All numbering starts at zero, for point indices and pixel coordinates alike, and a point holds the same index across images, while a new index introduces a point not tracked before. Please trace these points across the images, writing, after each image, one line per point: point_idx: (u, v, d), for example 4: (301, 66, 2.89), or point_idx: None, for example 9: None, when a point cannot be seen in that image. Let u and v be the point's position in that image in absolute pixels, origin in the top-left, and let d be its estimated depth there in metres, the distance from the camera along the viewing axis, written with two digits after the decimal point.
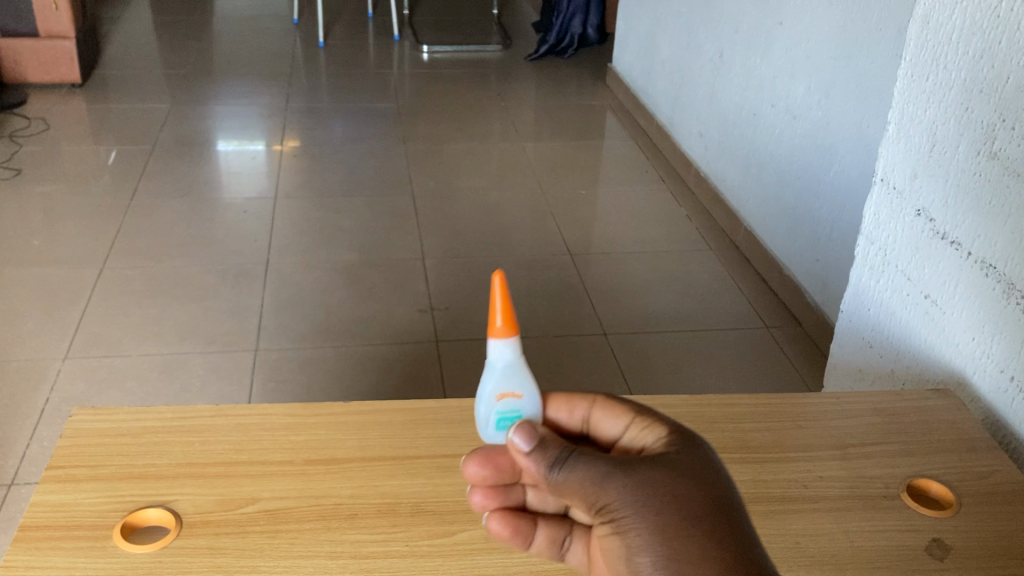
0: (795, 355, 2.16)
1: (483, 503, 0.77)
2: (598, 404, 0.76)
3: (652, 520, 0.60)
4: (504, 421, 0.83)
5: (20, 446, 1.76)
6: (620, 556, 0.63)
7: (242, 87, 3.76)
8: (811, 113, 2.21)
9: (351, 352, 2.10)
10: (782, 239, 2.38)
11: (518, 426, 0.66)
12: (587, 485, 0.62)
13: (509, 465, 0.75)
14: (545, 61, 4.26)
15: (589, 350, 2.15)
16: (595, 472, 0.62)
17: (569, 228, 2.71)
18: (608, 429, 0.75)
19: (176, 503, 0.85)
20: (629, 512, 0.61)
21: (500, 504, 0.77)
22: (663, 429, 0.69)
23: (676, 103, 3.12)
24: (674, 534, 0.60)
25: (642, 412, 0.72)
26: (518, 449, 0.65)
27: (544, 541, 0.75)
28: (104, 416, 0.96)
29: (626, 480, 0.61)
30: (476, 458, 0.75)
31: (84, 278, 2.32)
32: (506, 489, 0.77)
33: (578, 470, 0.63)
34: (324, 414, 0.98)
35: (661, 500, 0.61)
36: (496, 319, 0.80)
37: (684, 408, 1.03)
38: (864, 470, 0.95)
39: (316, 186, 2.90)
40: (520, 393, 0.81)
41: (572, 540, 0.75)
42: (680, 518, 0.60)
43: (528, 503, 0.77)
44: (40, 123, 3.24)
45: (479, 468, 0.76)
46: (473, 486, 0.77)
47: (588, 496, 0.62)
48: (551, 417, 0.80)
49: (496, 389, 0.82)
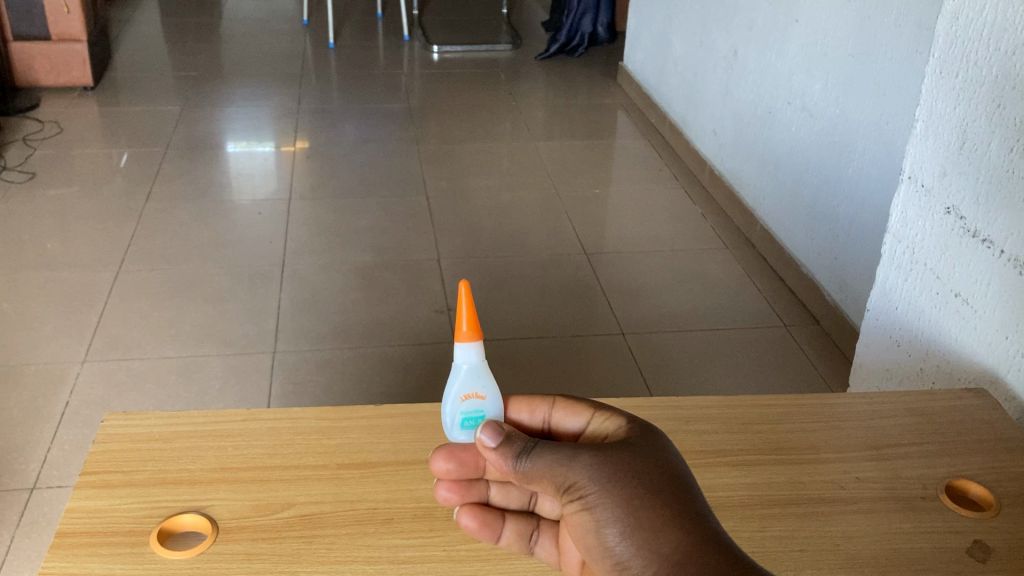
0: (814, 354, 2.15)
1: (447, 497, 0.81)
2: (558, 403, 0.81)
3: (615, 493, 0.65)
4: (468, 421, 0.88)
5: (41, 450, 1.76)
6: (591, 538, 0.67)
7: (253, 88, 3.76)
8: (828, 109, 2.19)
9: (369, 353, 2.10)
10: (799, 237, 2.37)
11: (484, 424, 0.72)
12: (552, 468, 0.68)
13: (473, 460, 0.80)
14: (555, 61, 4.26)
15: (607, 350, 2.14)
16: (559, 455, 0.68)
17: (583, 227, 2.70)
18: (570, 427, 0.80)
19: (211, 508, 0.85)
20: (590, 487, 0.66)
21: (466, 499, 0.82)
22: (623, 420, 0.74)
23: (690, 101, 3.11)
24: (636, 504, 0.64)
25: (601, 407, 0.78)
26: (484, 445, 0.71)
27: (512, 535, 0.81)
28: (135, 421, 0.96)
29: (588, 459, 0.67)
30: (442, 454, 0.80)
31: (100, 281, 2.32)
32: (470, 485, 0.81)
33: (544, 456, 0.69)
34: (356, 417, 0.98)
35: (622, 474, 0.66)
36: (462, 325, 0.87)
37: (716, 410, 1.02)
38: (901, 470, 0.94)
39: (330, 187, 2.90)
40: (483, 394, 0.86)
41: (539, 534, 0.81)
42: (641, 489, 0.65)
43: (490, 498, 0.82)
44: (53, 126, 3.25)
45: (445, 464, 0.80)
46: (438, 481, 0.82)
47: (555, 478, 0.68)
48: (513, 417, 0.85)
49: (461, 390, 0.88)
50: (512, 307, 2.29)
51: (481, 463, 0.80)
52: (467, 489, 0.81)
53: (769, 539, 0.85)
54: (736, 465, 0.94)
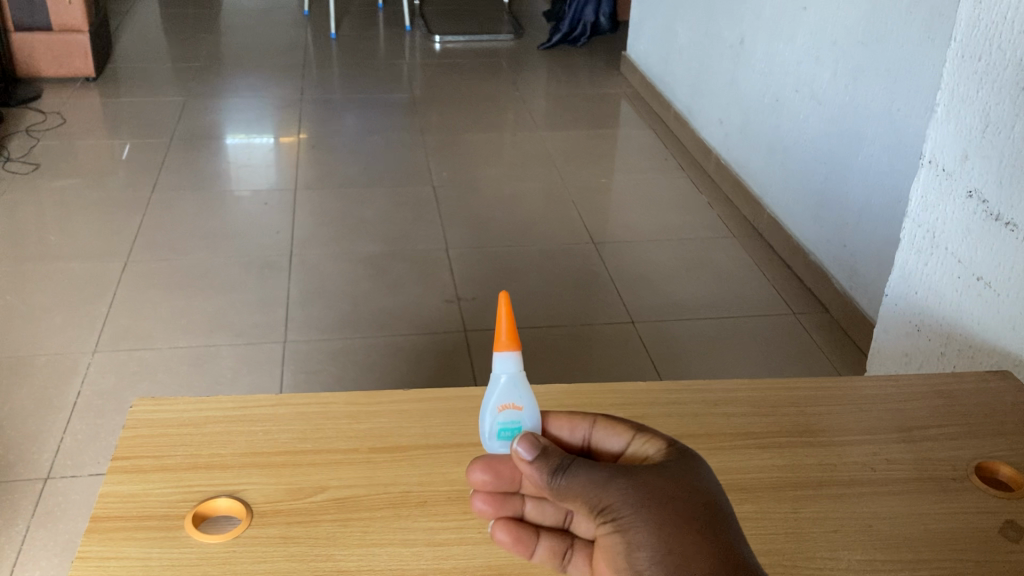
0: (824, 342, 2.15)
1: (483, 510, 0.78)
2: (601, 421, 0.76)
3: (652, 520, 0.62)
4: (505, 433, 0.82)
5: (54, 440, 1.76)
6: (620, 560, 0.64)
7: (255, 79, 3.75)
8: (837, 97, 2.19)
9: (379, 343, 2.09)
10: (808, 225, 2.37)
11: (521, 435, 0.67)
12: (589, 489, 0.64)
13: (510, 472, 0.76)
14: (557, 50, 4.25)
15: (618, 338, 2.14)
16: (596, 476, 0.64)
17: (590, 217, 2.70)
18: (612, 446, 0.75)
19: (245, 492, 0.85)
20: (628, 512, 0.63)
21: (501, 513, 0.77)
22: (662, 442, 0.70)
23: (695, 90, 3.10)
24: (672, 532, 0.62)
25: (642, 427, 0.74)
26: (520, 458, 0.67)
27: (546, 553, 0.75)
28: (164, 406, 0.95)
29: (626, 483, 0.64)
30: (478, 464, 0.76)
31: (108, 272, 2.31)
32: (505, 499, 0.77)
33: (580, 475, 0.65)
34: (385, 402, 0.98)
35: (659, 502, 0.63)
36: (501, 332, 0.82)
37: (743, 392, 1.02)
38: (930, 451, 0.94)
39: (335, 177, 2.89)
40: (520, 405, 0.81)
41: (573, 553, 0.75)
42: (677, 519, 0.62)
43: (526, 514, 0.78)
44: (55, 117, 3.23)
45: (481, 474, 0.76)
46: (474, 492, 0.78)
47: (590, 499, 0.64)
48: (552, 433, 0.79)
49: (498, 401, 0.82)
50: (522, 297, 2.29)
51: (518, 476, 0.76)
52: (503, 502, 0.77)
53: (802, 520, 0.85)
54: (765, 446, 0.94)
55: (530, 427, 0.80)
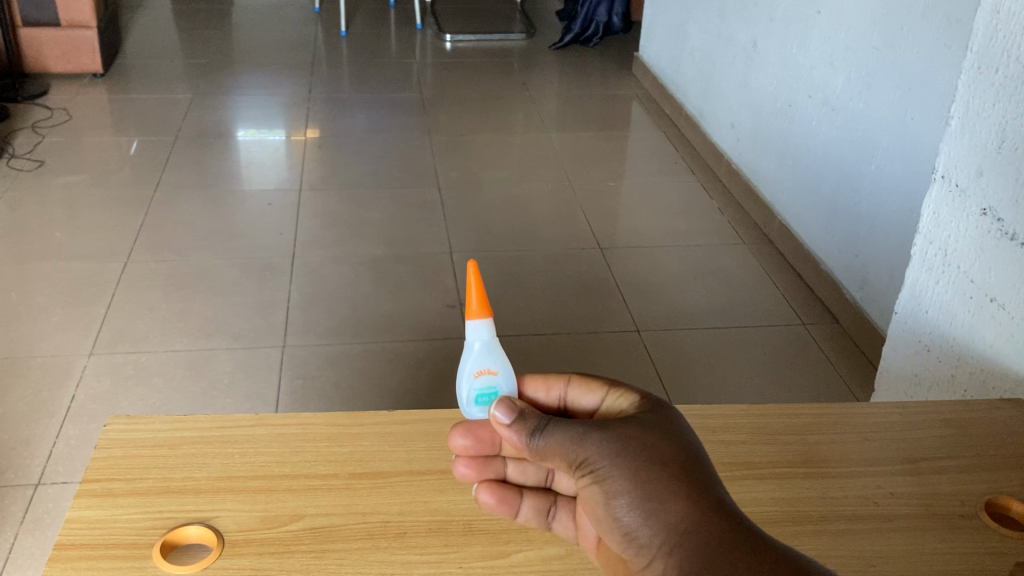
0: (833, 354, 2.10)
1: (466, 474, 0.79)
2: (575, 380, 0.76)
3: (629, 469, 0.62)
4: (482, 399, 0.81)
5: (46, 445, 1.73)
6: (600, 510, 0.64)
7: (264, 77, 3.72)
8: (850, 103, 2.14)
9: (379, 348, 2.06)
10: (819, 234, 2.32)
11: (498, 401, 0.68)
12: (566, 446, 0.64)
13: (490, 436, 0.78)
14: (569, 50, 4.21)
15: (622, 347, 2.10)
16: (572, 432, 0.64)
17: (597, 221, 2.65)
18: (586, 404, 0.76)
19: (217, 520, 0.81)
20: (604, 463, 0.63)
21: (483, 475, 0.79)
22: (636, 396, 0.71)
23: (707, 93, 3.05)
24: (649, 478, 0.62)
25: (617, 384, 0.75)
26: (499, 422, 0.68)
27: (530, 512, 0.78)
28: (139, 426, 0.92)
29: (601, 436, 0.64)
30: (459, 429, 0.78)
31: (108, 272, 2.29)
32: (487, 462, 0.79)
33: (556, 433, 0.65)
34: (368, 424, 0.94)
35: (634, 451, 0.63)
36: (471, 301, 0.81)
37: (743, 419, 0.98)
38: (937, 486, 0.90)
39: (341, 177, 2.86)
40: (496, 369, 0.80)
41: (557, 509, 0.78)
42: (653, 465, 0.62)
43: (508, 475, 0.80)
44: (62, 114, 3.21)
45: (462, 439, 0.78)
46: (456, 457, 0.80)
47: (568, 454, 0.64)
48: (528, 396, 0.80)
49: (473, 366, 0.81)
50: (525, 302, 2.25)
51: (498, 439, 0.78)
52: (485, 465, 0.79)
53: None
54: (764, 478, 0.90)
55: (508, 392, 0.80)
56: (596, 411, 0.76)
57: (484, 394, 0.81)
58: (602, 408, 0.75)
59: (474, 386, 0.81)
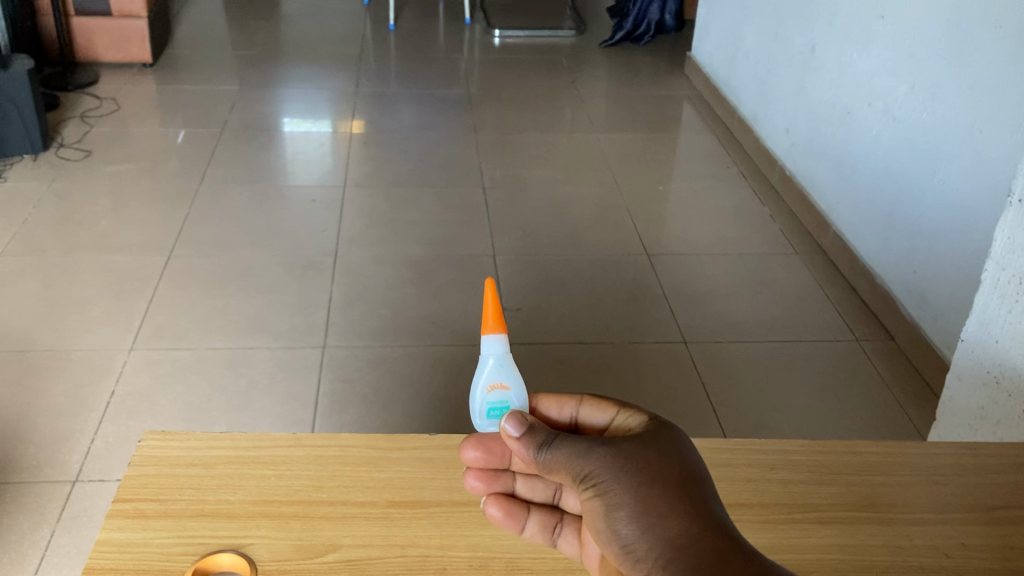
0: (888, 372, 2.02)
1: (476, 487, 0.81)
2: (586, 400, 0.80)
3: (628, 484, 0.65)
4: (493, 412, 0.85)
5: (85, 442, 1.72)
6: (600, 525, 0.67)
7: (312, 70, 3.70)
8: (913, 114, 2.06)
9: (420, 352, 2.02)
10: (876, 247, 2.24)
11: (510, 415, 0.72)
12: (571, 459, 0.68)
13: (501, 448, 0.80)
14: (619, 48, 4.14)
15: (669, 359, 2.04)
16: (577, 446, 0.68)
17: (645, 226, 2.60)
18: (597, 423, 0.79)
19: (251, 548, 0.78)
20: (606, 477, 0.66)
21: (492, 489, 0.81)
22: (645, 416, 0.74)
23: (761, 97, 2.98)
24: (647, 492, 0.65)
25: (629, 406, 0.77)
26: (510, 435, 0.71)
27: (536, 527, 0.80)
28: (174, 442, 0.89)
29: (604, 451, 0.67)
30: (471, 440, 0.81)
31: (151, 265, 2.28)
32: (496, 476, 0.82)
33: (562, 447, 0.68)
34: (409, 448, 0.91)
35: (635, 467, 0.66)
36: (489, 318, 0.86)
37: (804, 457, 0.92)
38: (1012, 539, 0.84)
39: (386, 175, 2.83)
40: (507, 384, 0.84)
41: (562, 526, 0.80)
42: (653, 481, 0.65)
43: (516, 491, 0.82)
44: (110, 103, 3.22)
45: (473, 452, 0.81)
46: (467, 471, 0.82)
47: (573, 467, 0.67)
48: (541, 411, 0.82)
49: (486, 381, 0.85)
50: (569, 309, 2.20)
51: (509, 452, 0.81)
52: (495, 478, 0.81)
53: None
54: (826, 522, 0.85)
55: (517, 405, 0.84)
56: (606, 429, 0.79)
57: (495, 406, 0.85)
58: (613, 426, 0.78)
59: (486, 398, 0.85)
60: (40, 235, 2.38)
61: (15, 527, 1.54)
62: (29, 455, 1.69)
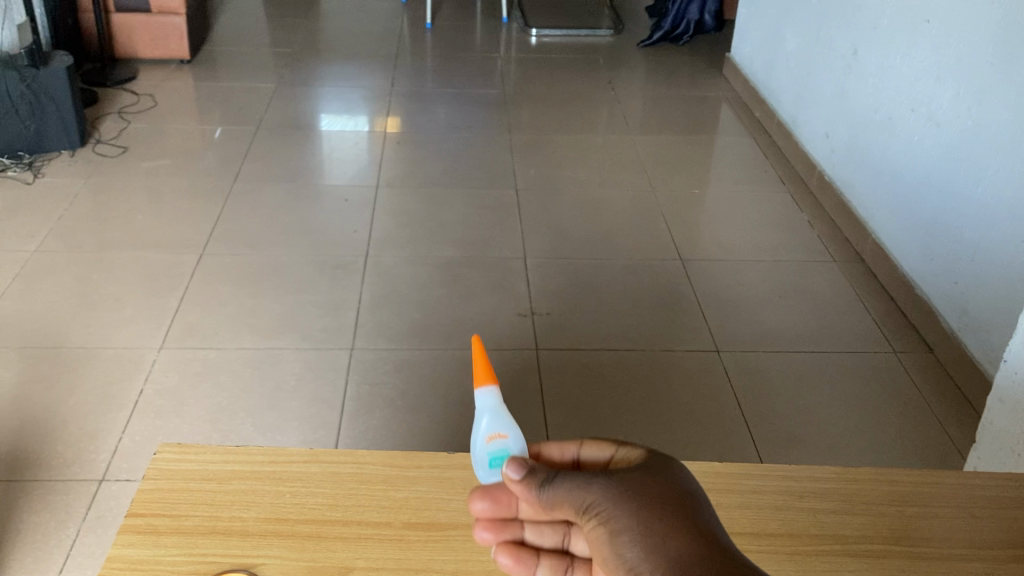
0: (926, 387, 1.97)
1: (487, 540, 0.75)
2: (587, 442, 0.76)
3: (630, 508, 0.62)
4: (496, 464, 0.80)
5: (112, 440, 1.73)
6: (605, 559, 0.62)
7: (348, 68, 3.70)
8: (957, 121, 2.01)
9: (447, 356, 2.00)
10: (916, 256, 2.19)
11: (510, 459, 0.68)
12: (572, 492, 0.64)
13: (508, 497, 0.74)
14: (657, 48, 4.09)
15: (701, 367, 2.00)
16: (577, 478, 0.65)
17: (679, 230, 2.56)
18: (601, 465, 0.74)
19: (262, 568, 0.77)
20: (608, 504, 0.63)
21: (502, 540, 0.75)
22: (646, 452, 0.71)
23: (801, 100, 2.92)
24: (649, 514, 0.61)
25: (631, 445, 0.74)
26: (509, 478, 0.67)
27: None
28: (190, 455, 0.88)
29: (605, 481, 0.64)
30: (477, 492, 0.75)
31: (184, 263, 2.29)
32: (505, 526, 0.75)
33: (564, 481, 0.65)
34: (426, 466, 0.89)
35: (635, 492, 0.63)
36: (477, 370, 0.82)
37: (833, 485, 0.89)
38: None
39: (419, 174, 2.82)
40: (506, 433, 0.80)
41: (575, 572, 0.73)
42: (655, 504, 0.62)
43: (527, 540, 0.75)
44: (148, 99, 3.24)
45: (480, 502, 0.75)
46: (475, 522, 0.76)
47: (574, 500, 0.64)
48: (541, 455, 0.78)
49: (485, 432, 0.80)
50: (600, 315, 2.17)
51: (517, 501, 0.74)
52: (503, 529, 0.75)
53: None
54: (857, 555, 0.81)
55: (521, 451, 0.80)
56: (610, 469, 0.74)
57: (496, 458, 0.80)
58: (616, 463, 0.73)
59: (486, 449, 0.81)
60: (76, 230, 2.40)
61: (41, 525, 1.55)
62: (58, 453, 1.69)
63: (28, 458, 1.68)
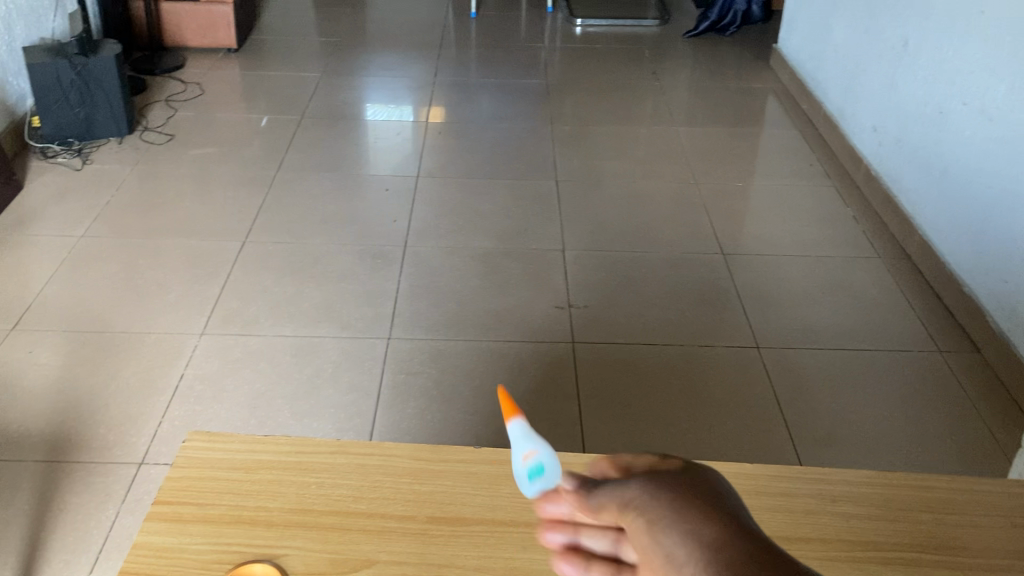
0: (972, 387, 1.92)
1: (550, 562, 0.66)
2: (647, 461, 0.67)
3: (667, 497, 0.58)
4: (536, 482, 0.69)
5: (152, 425, 1.75)
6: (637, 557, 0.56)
7: (393, 57, 3.71)
8: (1009, 116, 1.95)
9: (484, 347, 2.00)
10: (965, 254, 2.13)
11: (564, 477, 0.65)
12: (614, 494, 0.61)
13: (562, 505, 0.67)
14: (704, 39, 4.04)
15: (740, 363, 1.98)
16: (622, 483, 0.61)
17: (722, 224, 2.53)
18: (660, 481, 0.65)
19: (284, 558, 0.77)
20: (646, 496, 0.59)
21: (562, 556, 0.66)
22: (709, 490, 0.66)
23: (849, 93, 2.86)
24: (685, 503, 0.57)
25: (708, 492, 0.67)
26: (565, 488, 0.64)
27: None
28: (219, 444, 0.89)
29: (647, 481, 0.60)
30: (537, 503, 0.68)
31: (226, 251, 2.31)
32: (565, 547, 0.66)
33: (607, 488, 0.62)
34: (453, 460, 0.88)
35: (675, 487, 0.59)
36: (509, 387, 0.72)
37: (869, 490, 0.87)
38: None
39: (459, 165, 2.82)
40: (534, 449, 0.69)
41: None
42: (693, 498, 0.58)
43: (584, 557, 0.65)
44: (195, 88, 3.28)
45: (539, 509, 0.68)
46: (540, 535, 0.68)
47: (614, 500, 0.60)
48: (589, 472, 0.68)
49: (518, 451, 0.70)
50: (638, 309, 2.16)
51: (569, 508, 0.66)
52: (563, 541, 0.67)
53: None
54: (891, 563, 0.79)
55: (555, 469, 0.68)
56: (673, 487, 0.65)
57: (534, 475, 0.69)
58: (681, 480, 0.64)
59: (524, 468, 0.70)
60: (122, 217, 2.44)
61: (82, 506, 1.57)
62: (99, 436, 1.72)
63: (70, 440, 1.71)
